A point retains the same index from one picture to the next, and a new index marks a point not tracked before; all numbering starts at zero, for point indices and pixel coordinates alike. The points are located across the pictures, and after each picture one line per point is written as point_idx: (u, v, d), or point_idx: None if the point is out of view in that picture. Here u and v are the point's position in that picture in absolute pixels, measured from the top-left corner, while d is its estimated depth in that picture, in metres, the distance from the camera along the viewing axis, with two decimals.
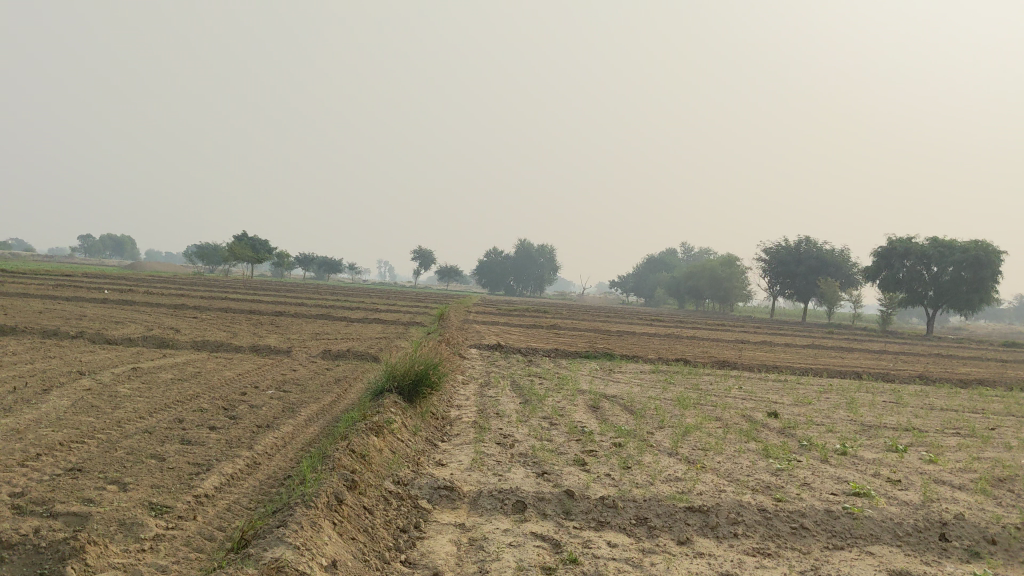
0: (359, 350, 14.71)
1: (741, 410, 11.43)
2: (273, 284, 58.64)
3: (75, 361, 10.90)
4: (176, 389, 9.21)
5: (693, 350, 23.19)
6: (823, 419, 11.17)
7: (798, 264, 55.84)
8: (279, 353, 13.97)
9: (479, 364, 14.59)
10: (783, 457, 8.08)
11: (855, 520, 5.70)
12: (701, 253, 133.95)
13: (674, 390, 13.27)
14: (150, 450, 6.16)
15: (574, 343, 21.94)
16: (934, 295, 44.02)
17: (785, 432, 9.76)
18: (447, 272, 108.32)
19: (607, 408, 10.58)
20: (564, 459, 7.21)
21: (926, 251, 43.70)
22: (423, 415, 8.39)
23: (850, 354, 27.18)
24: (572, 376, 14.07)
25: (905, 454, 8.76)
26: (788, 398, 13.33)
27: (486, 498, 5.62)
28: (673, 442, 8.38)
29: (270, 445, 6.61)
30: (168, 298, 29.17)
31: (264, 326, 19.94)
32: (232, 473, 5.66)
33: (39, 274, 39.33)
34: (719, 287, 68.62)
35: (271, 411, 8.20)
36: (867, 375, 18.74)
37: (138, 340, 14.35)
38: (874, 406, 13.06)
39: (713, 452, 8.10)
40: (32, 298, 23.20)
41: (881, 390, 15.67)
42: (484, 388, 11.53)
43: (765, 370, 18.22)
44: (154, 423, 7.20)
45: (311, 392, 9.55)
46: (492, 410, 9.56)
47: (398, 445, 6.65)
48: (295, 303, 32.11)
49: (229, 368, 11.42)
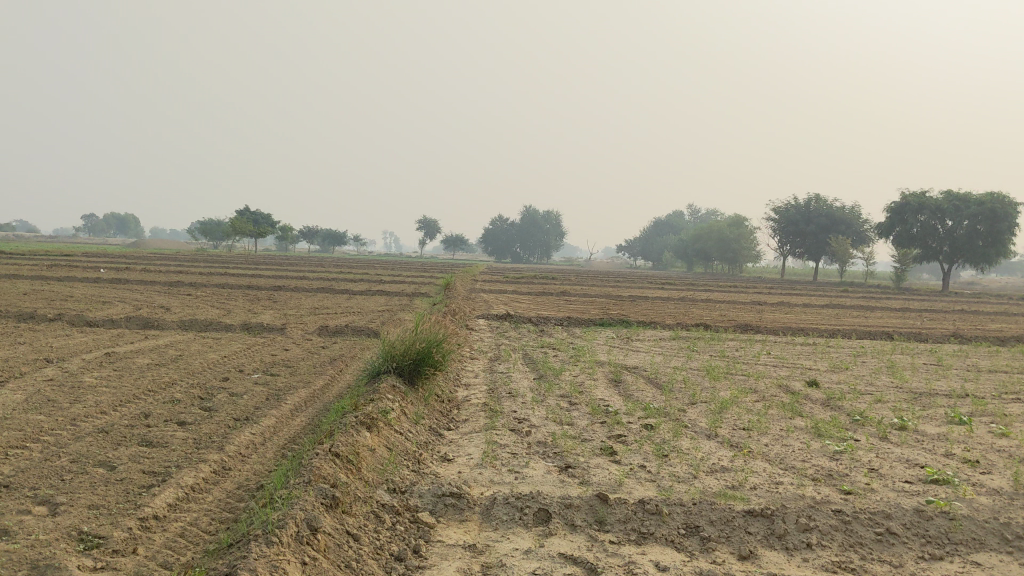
0: (358, 324, 13.71)
1: (777, 379, 10.43)
2: (275, 258, 57.74)
3: (45, 346, 9.92)
4: (150, 376, 8.22)
5: (710, 313, 22.20)
6: (868, 387, 10.18)
7: (808, 222, 54.48)
8: (273, 330, 12.98)
9: (487, 336, 13.60)
10: (839, 436, 7.08)
11: (952, 521, 4.72)
12: (709, 214, 132.38)
13: (699, 358, 12.26)
14: (101, 456, 5.16)
15: (586, 309, 21.01)
16: (949, 249, 42.78)
17: (830, 404, 8.74)
18: (454, 242, 107.35)
19: (630, 382, 9.57)
20: (591, 448, 6.23)
21: (940, 205, 42.41)
22: (427, 399, 7.41)
23: (874, 313, 26.16)
24: (588, 346, 13.09)
25: (973, 426, 7.74)
26: (824, 363, 12.30)
27: (501, 507, 4.62)
28: (711, 421, 7.39)
29: (245, 444, 5.63)
30: (164, 275, 28.15)
31: (261, 301, 18.94)
32: (195, 484, 4.68)
33: (35, 255, 38.32)
34: (728, 248, 67.46)
35: (253, 399, 7.22)
36: (899, 335, 17.70)
37: (120, 320, 13.39)
38: (918, 370, 12.03)
39: (758, 433, 7.09)
40: (20, 279, 22.23)
41: (919, 351, 14.62)
42: (494, 364, 10.52)
43: (791, 333, 17.22)
44: (114, 420, 6.20)
45: (301, 376, 8.54)
46: (503, 390, 8.55)
47: (395, 440, 5.68)
48: (296, 277, 31.16)
49: (215, 349, 10.41)
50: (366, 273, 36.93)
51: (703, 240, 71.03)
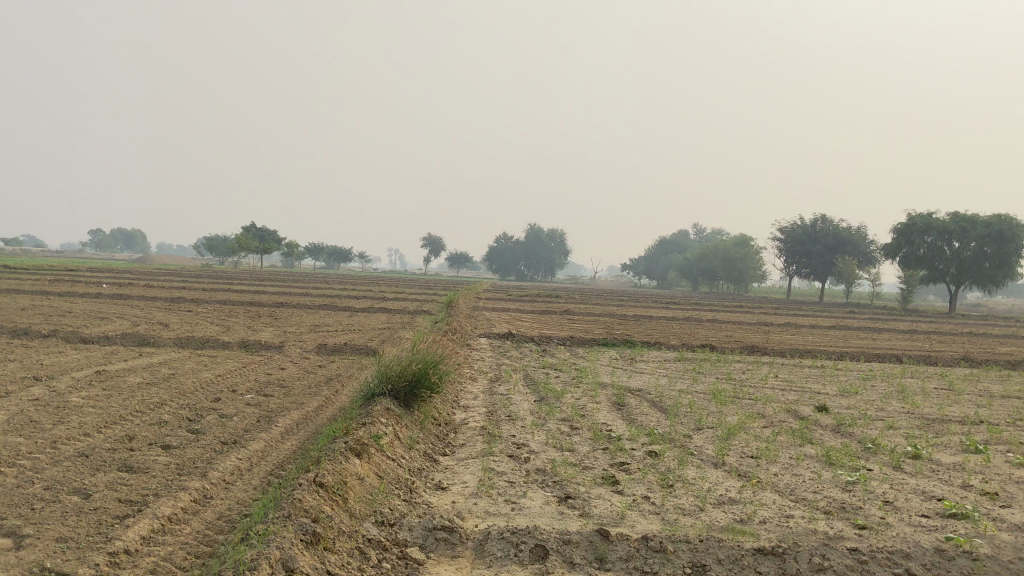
0: (357, 343, 13.47)
1: (785, 403, 10.14)
2: (279, 274, 57.58)
3: (35, 363, 9.71)
4: (139, 396, 7.97)
5: (716, 334, 21.91)
6: (879, 412, 9.89)
7: (815, 243, 54.16)
8: (270, 348, 12.76)
9: (489, 356, 13.36)
10: (851, 466, 6.80)
11: (975, 561, 4.45)
12: (713, 234, 132.15)
13: (705, 381, 11.99)
14: (76, 483, 4.90)
15: (590, 329, 20.75)
16: (955, 272, 42.50)
17: (841, 430, 8.46)
18: (457, 259, 107.19)
19: (634, 405, 9.30)
20: (593, 477, 5.98)
21: (947, 227, 42.13)
22: (422, 423, 7.15)
23: (882, 335, 25.82)
24: (592, 367, 12.82)
25: (989, 456, 7.46)
26: (832, 387, 12.00)
27: (495, 542, 4.36)
28: (718, 449, 7.13)
29: (230, 469, 5.38)
30: (166, 291, 27.94)
31: (262, 318, 18.72)
32: (173, 514, 4.42)
33: (39, 270, 38.17)
34: (734, 268, 67.15)
35: (244, 421, 6.97)
36: (908, 358, 17.38)
37: (116, 337, 13.18)
38: (929, 395, 11.73)
39: (766, 461, 6.83)
40: (18, 294, 22.04)
41: (929, 375, 14.31)
42: (494, 385, 10.25)
43: (798, 355, 16.93)
44: (95, 444, 5.95)
45: (295, 397, 8.29)
46: (503, 413, 8.28)
47: (386, 468, 5.43)
48: (299, 293, 30.96)
49: (209, 368, 10.17)
50: (369, 289, 36.77)
51: (709, 260, 70.75)
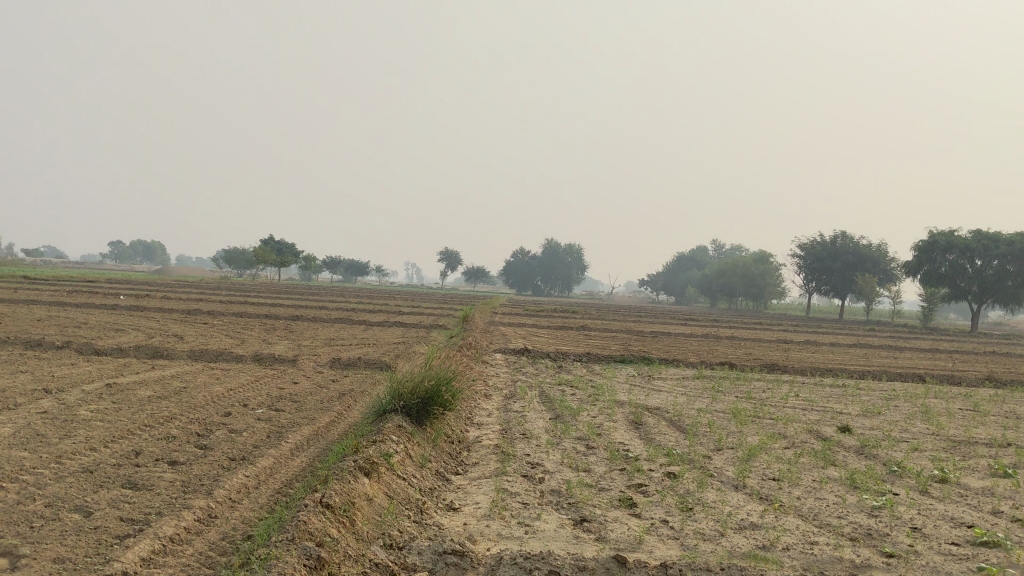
0: (371, 358, 13.33)
1: (807, 424, 9.90)
2: (296, 287, 57.70)
3: (46, 376, 9.64)
4: (148, 410, 7.85)
5: (735, 352, 21.63)
6: (904, 433, 9.63)
7: (835, 260, 53.73)
8: (283, 362, 12.64)
9: (504, 372, 13.18)
10: (876, 490, 6.58)
11: None
12: (732, 251, 131.51)
13: (725, 400, 11.75)
14: (78, 500, 4.77)
15: (606, 345, 20.57)
16: (978, 290, 41.99)
17: (865, 452, 8.23)
18: (475, 273, 107.16)
19: (651, 424, 9.10)
20: (610, 499, 5.80)
21: (969, 244, 41.64)
22: (434, 441, 6.99)
23: (903, 354, 25.43)
24: (608, 384, 12.63)
25: (1019, 481, 7.22)
26: (855, 407, 11.74)
27: (508, 567, 4.18)
28: (738, 471, 6.93)
29: (237, 487, 5.24)
30: (182, 303, 27.97)
31: (277, 332, 18.64)
32: (175, 535, 4.27)
33: (59, 280, 38.40)
34: (753, 285, 66.65)
35: (253, 437, 6.84)
36: (932, 378, 17.04)
37: (130, 349, 13.10)
38: (955, 416, 11.43)
39: (788, 484, 6.62)
40: (35, 305, 22.08)
41: (954, 396, 13.99)
42: (509, 402, 10.08)
43: (819, 374, 16.65)
44: (100, 459, 5.82)
45: (307, 412, 8.15)
46: (518, 431, 8.11)
47: (396, 488, 5.27)
48: (315, 306, 30.93)
49: (221, 382, 10.05)
50: (385, 304, 36.68)
51: (727, 276, 70.36)
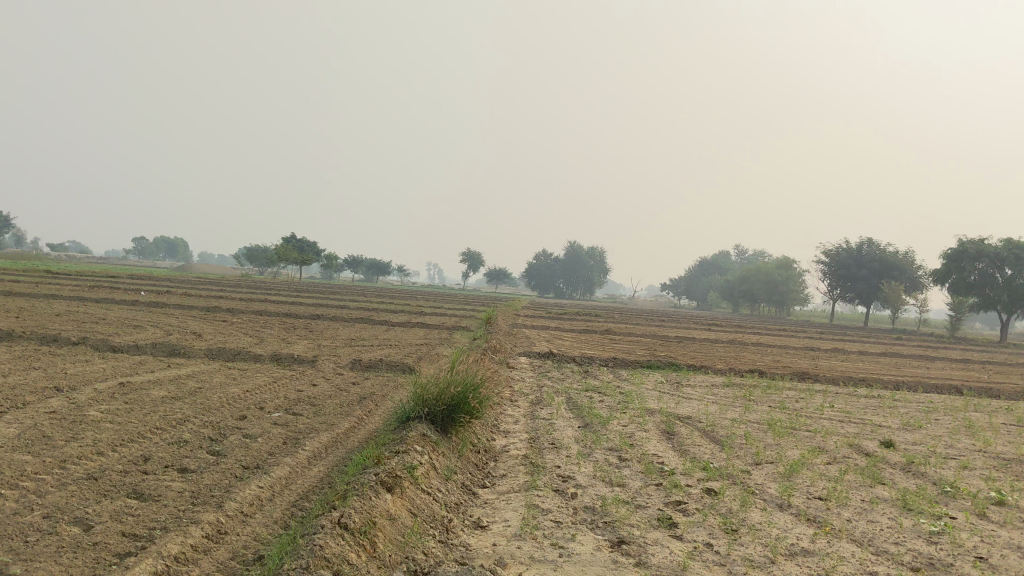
0: (392, 360, 12.98)
1: (848, 437, 9.42)
2: (318, 286, 57.57)
3: (59, 373, 9.36)
4: (161, 412, 7.52)
5: (763, 359, 21.12)
6: (950, 450, 9.15)
7: (860, 267, 52.93)
8: (302, 363, 12.31)
9: (528, 376, 12.82)
10: (931, 513, 6.13)
11: None
12: (754, 257, 130.24)
13: (758, 410, 11.29)
14: (78, 511, 4.43)
15: (631, 350, 20.20)
16: (1007, 300, 41.10)
17: (913, 471, 7.76)
18: (496, 275, 106.85)
19: (684, 435, 8.67)
20: (648, 518, 5.40)
21: (1000, 253, 40.78)
22: (459, 450, 6.62)
23: (935, 364, 24.80)
24: (637, 391, 12.21)
25: None
26: (895, 421, 11.25)
27: None
28: (781, 488, 6.50)
29: (250, 499, 4.89)
30: (202, 300, 27.78)
31: (296, 331, 18.35)
32: (181, 554, 3.91)
33: (81, 275, 38.32)
34: (776, 291, 65.83)
35: (269, 443, 6.49)
36: (969, 390, 16.46)
37: (147, 346, 12.81)
38: (999, 431, 10.91)
39: (837, 505, 6.19)
40: (56, 300, 21.95)
41: (995, 410, 13.44)
42: (536, 408, 9.70)
43: (852, 383, 16.15)
44: (107, 465, 5.49)
45: (326, 416, 7.81)
46: (546, 441, 7.72)
47: (420, 504, 4.90)
48: (337, 306, 30.62)
49: (238, 382, 9.73)
50: (407, 304, 36.42)
51: (750, 283, 69.62)
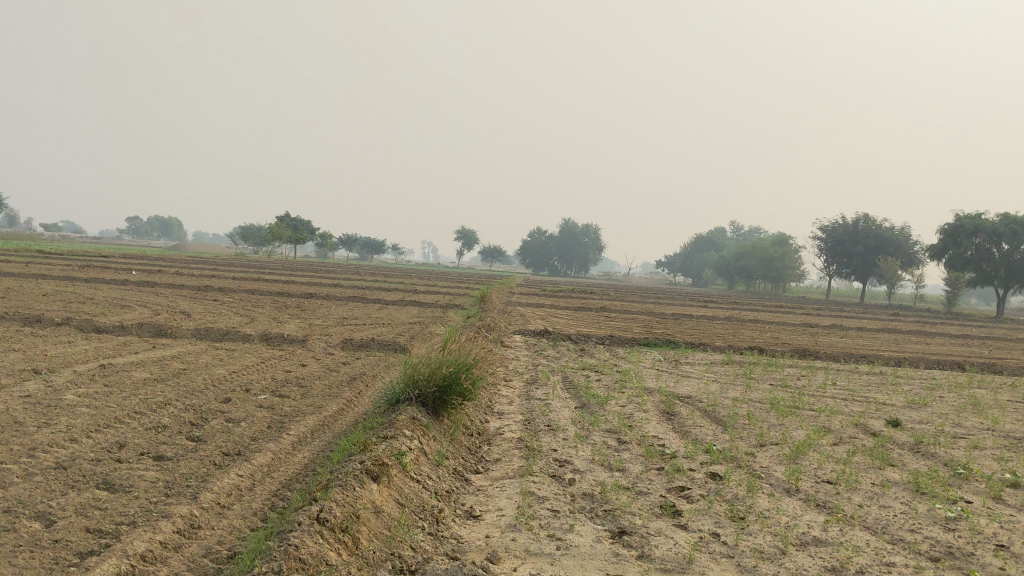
0: (384, 338, 12.68)
1: (853, 417, 9.14)
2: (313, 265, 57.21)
3: (39, 355, 9.04)
4: (141, 395, 7.21)
5: (762, 336, 20.85)
6: (959, 429, 8.87)
7: (857, 243, 52.57)
8: (293, 342, 12.00)
9: (523, 355, 12.53)
10: (946, 497, 5.85)
11: None
12: (749, 234, 129.58)
13: (759, 389, 11.00)
14: (42, 505, 4.12)
15: (628, 327, 19.91)
16: (1005, 274, 40.82)
17: (923, 451, 7.48)
18: (490, 252, 106.37)
19: (685, 416, 8.38)
20: (652, 506, 5.10)
21: (997, 229, 40.43)
22: (452, 434, 6.33)
23: (935, 340, 24.54)
24: (634, 370, 11.93)
25: None
26: (899, 398, 10.98)
27: None
28: (788, 471, 6.21)
29: (228, 489, 4.59)
30: (194, 278, 27.44)
31: (288, 310, 18.02)
32: (148, 553, 3.61)
33: (75, 255, 37.93)
34: (772, 267, 65.34)
35: (253, 427, 6.20)
36: (972, 366, 16.17)
37: (133, 327, 12.47)
38: (1006, 409, 10.63)
39: (847, 489, 5.90)
40: (44, 280, 21.58)
41: (999, 386, 13.17)
42: (532, 388, 9.42)
43: (851, 360, 15.88)
44: (78, 453, 5.18)
45: (313, 399, 7.51)
46: (543, 422, 7.42)
47: (408, 494, 4.61)
48: (331, 284, 30.25)
49: (224, 363, 9.41)
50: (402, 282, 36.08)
51: (746, 259, 69.31)
